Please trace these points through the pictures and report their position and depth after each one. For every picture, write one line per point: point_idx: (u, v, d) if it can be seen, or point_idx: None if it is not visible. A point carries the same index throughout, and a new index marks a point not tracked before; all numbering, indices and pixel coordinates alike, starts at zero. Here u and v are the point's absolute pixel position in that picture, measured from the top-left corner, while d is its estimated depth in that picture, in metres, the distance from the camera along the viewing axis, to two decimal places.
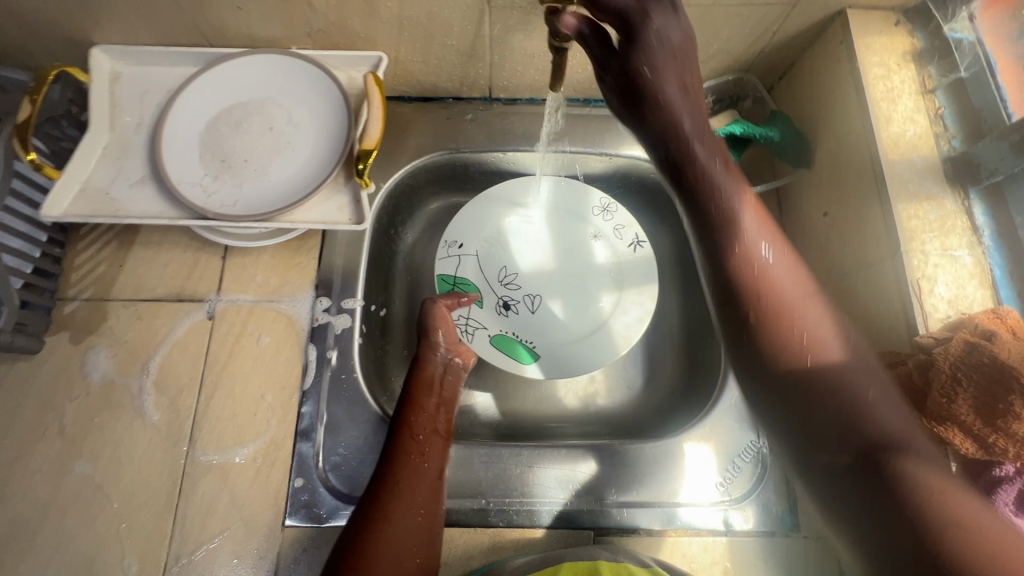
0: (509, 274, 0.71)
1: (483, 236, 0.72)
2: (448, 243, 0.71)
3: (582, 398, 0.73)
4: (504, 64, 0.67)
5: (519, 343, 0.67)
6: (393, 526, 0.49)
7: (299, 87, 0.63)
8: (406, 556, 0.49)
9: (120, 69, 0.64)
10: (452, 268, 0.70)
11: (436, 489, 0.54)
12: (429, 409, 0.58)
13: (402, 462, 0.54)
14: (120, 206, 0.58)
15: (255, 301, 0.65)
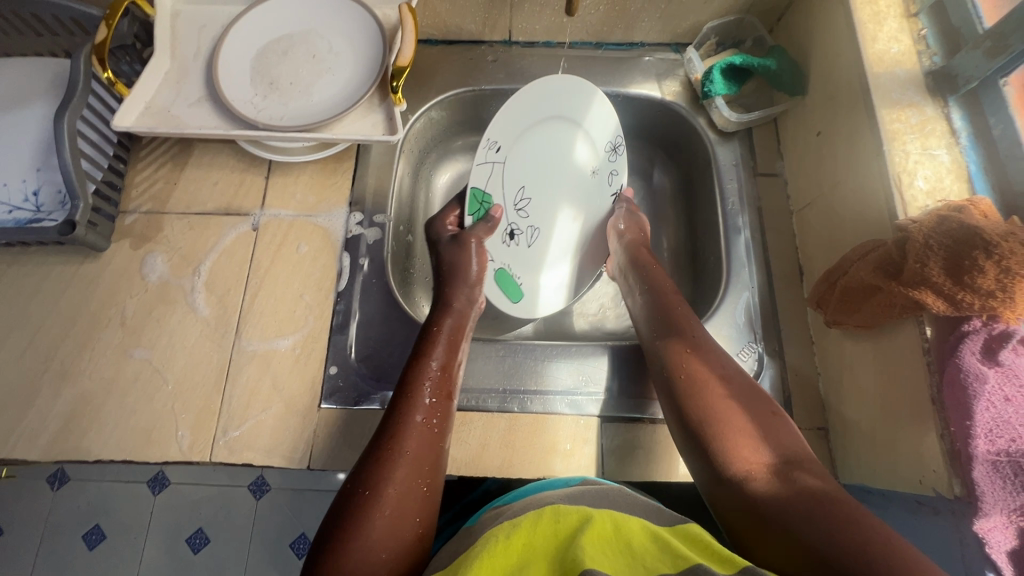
0: (523, 196, 0.69)
1: (514, 149, 0.67)
2: (488, 144, 0.63)
3: (592, 322, 0.80)
4: (523, 5, 0.73)
5: (514, 278, 0.69)
6: (398, 485, 0.44)
7: (339, 23, 0.70)
8: (408, 520, 0.44)
9: (180, 7, 0.71)
10: (485, 179, 0.64)
11: (440, 453, 0.49)
12: (446, 370, 0.55)
13: (405, 420, 0.49)
14: (181, 121, 0.66)
15: (295, 216, 0.71)
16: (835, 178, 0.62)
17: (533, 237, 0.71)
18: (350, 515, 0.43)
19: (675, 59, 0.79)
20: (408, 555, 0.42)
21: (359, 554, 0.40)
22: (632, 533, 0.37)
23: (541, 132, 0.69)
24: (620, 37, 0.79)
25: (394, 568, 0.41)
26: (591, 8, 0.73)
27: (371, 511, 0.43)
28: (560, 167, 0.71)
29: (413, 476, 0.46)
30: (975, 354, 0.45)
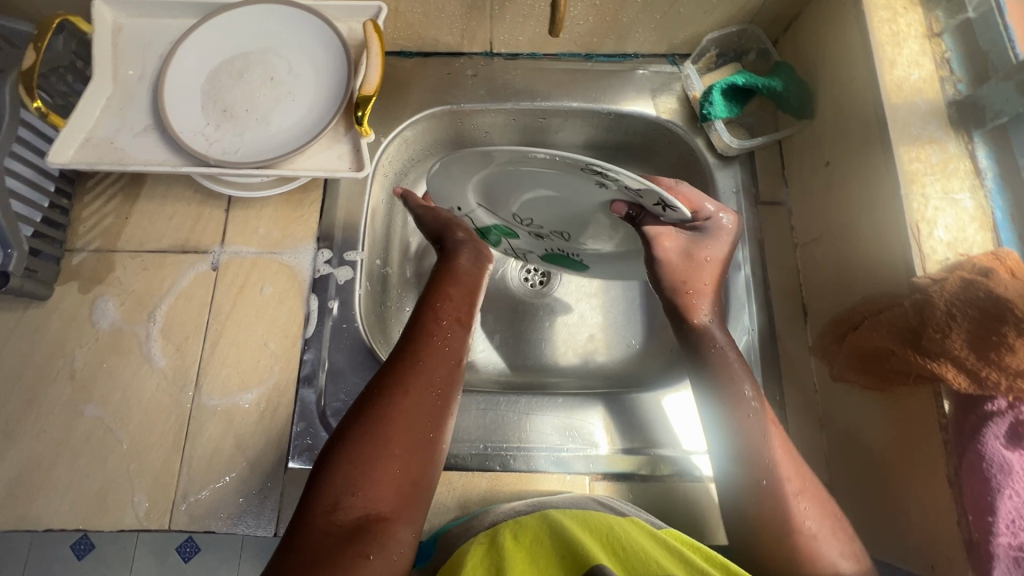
0: (527, 217, 0.63)
1: (477, 195, 0.61)
2: (448, 210, 0.65)
3: (581, 355, 0.75)
4: (505, 15, 0.66)
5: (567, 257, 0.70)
6: (410, 400, 0.49)
7: (299, 39, 0.63)
8: (420, 429, 0.48)
9: (122, 20, 0.64)
10: (471, 227, 0.67)
11: (454, 374, 0.53)
12: (454, 294, 0.57)
13: (422, 343, 0.53)
14: (124, 154, 0.59)
15: (258, 253, 0.65)
16: (844, 217, 0.57)
17: (565, 235, 0.65)
18: (366, 424, 0.47)
19: (671, 72, 0.72)
20: (418, 459, 0.48)
21: (377, 459, 0.46)
22: (614, 522, 0.47)
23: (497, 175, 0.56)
24: (612, 48, 0.72)
25: (404, 465, 0.46)
26: (579, 18, 0.66)
27: (385, 420, 0.47)
28: (566, 191, 0.55)
29: (423, 392, 0.50)
30: (999, 439, 0.41)
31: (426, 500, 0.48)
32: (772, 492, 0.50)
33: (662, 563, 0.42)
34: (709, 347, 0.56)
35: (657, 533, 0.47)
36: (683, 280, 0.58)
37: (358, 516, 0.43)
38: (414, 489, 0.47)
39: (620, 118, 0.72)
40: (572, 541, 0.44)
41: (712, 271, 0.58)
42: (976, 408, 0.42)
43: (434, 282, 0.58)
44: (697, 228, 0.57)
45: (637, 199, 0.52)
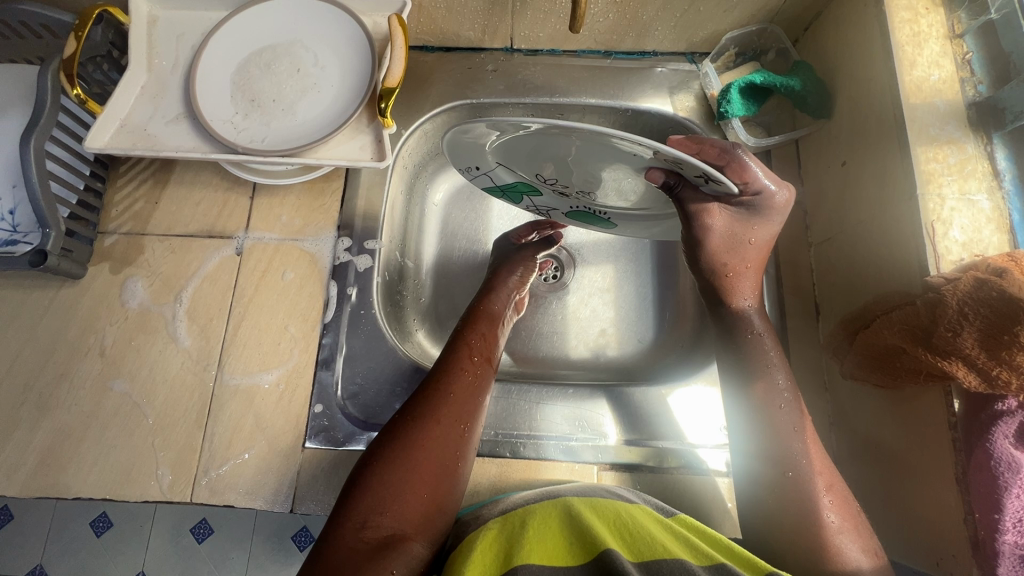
0: (550, 175, 0.56)
1: (495, 156, 0.56)
2: (467, 167, 0.60)
3: (593, 349, 0.76)
4: (526, 12, 0.67)
5: (595, 219, 0.66)
6: (441, 429, 0.52)
7: (324, 32, 0.65)
8: (448, 456, 0.51)
9: (157, 13, 0.66)
10: (489, 182, 0.62)
11: (481, 407, 0.56)
12: (488, 334, 0.63)
13: (456, 375, 0.57)
14: (157, 140, 0.61)
15: (281, 240, 0.68)
16: (860, 217, 0.57)
17: (587, 192, 0.59)
18: (399, 447, 0.50)
19: (689, 70, 0.73)
20: (443, 484, 0.50)
21: (408, 481, 0.48)
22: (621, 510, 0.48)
23: (522, 142, 0.51)
24: (631, 46, 0.73)
25: (431, 491, 0.49)
26: (599, 16, 0.67)
27: (419, 445, 0.50)
28: (602, 163, 0.51)
29: (454, 420, 0.53)
30: (1008, 438, 0.41)
31: (445, 526, 0.50)
32: (797, 484, 0.51)
33: (670, 549, 0.43)
34: (746, 333, 0.59)
35: (666, 519, 0.48)
36: (722, 262, 0.60)
37: (386, 535, 0.46)
38: (436, 514, 0.49)
39: (637, 115, 0.73)
40: (588, 529, 0.45)
41: (755, 252, 0.59)
42: (986, 407, 0.42)
43: (470, 319, 0.64)
44: (745, 206, 0.55)
45: (677, 169, 0.48)
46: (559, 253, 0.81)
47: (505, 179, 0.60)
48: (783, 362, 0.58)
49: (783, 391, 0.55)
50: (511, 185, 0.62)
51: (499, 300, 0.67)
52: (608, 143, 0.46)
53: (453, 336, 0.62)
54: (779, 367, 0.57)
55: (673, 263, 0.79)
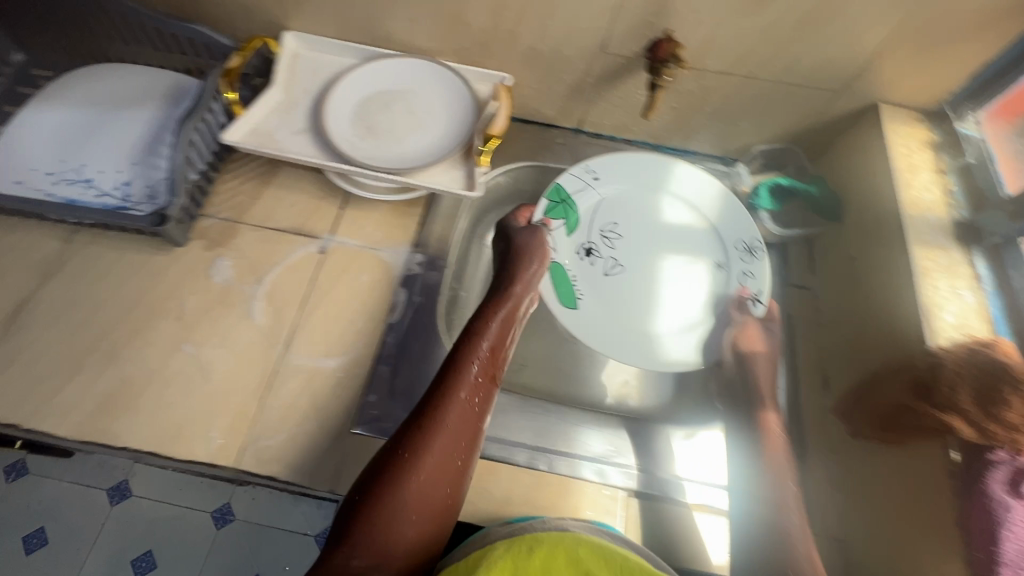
0: (607, 229, 0.79)
1: (605, 191, 0.80)
2: (587, 171, 0.79)
3: (617, 397, 0.77)
4: (599, 102, 0.83)
5: (570, 286, 0.75)
6: (432, 458, 0.50)
7: (432, 86, 0.78)
8: (438, 493, 0.49)
9: (300, 51, 0.81)
10: (576, 189, 0.78)
11: (476, 433, 0.54)
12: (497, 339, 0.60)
13: (452, 397, 0.54)
14: (284, 145, 0.73)
15: (360, 247, 0.76)
16: (868, 299, 0.67)
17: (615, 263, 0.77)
18: (393, 471, 0.49)
19: (723, 170, 0.88)
20: (436, 523, 0.49)
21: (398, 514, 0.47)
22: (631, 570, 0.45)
23: (612, 195, 0.80)
24: (677, 144, 0.88)
25: (420, 529, 0.48)
26: (658, 114, 0.82)
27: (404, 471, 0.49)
28: (671, 241, 0.79)
29: (446, 450, 0.51)
30: (1001, 485, 0.48)
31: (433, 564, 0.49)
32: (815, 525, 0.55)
33: None
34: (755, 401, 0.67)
35: None
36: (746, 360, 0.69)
37: None
38: (424, 551, 0.48)
39: None
40: None
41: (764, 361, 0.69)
42: (980, 457, 0.50)
43: (478, 317, 0.62)
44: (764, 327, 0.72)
45: (725, 265, 0.77)
46: None
47: (576, 201, 0.78)
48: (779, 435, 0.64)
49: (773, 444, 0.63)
50: (555, 192, 0.77)
51: (505, 303, 0.64)
52: (658, 207, 0.81)
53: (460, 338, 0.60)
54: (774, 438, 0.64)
55: None
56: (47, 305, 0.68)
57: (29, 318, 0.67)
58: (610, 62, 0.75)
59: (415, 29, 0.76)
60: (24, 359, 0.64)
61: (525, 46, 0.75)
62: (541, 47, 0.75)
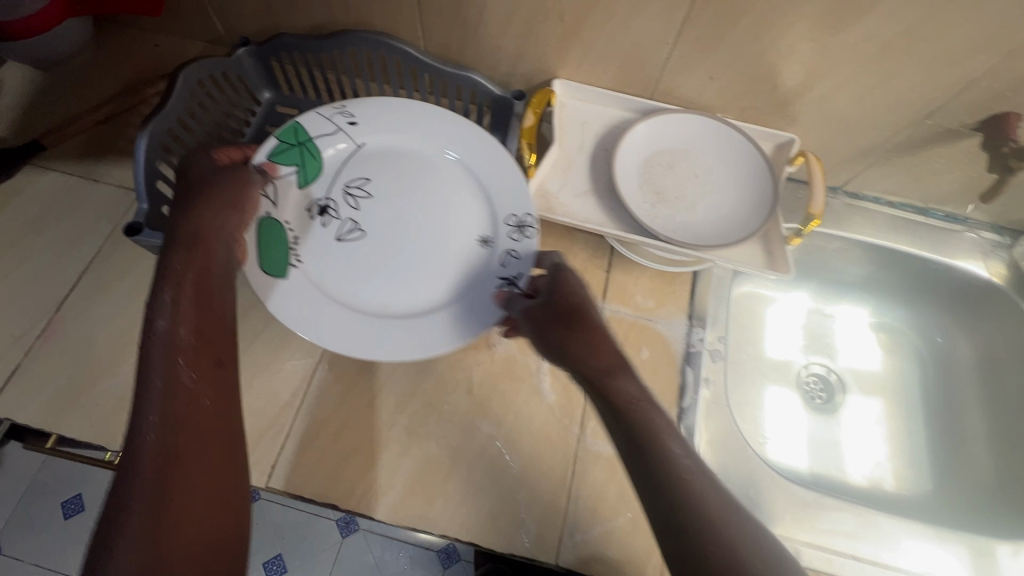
0: (356, 187, 0.66)
1: (368, 139, 0.68)
2: (341, 110, 0.68)
3: (870, 481, 0.79)
4: (883, 166, 0.76)
5: (284, 247, 0.60)
6: (181, 487, 0.40)
7: (715, 147, 0.72)
8: (184, 498, 0.40)
9: (566, 100, 0.76)
10: (315, 128, 0.66)
11: (216, 449, 0.43)
12: (210, 315, 0.49)
13: (172, 395, 0.43)
14: (571, 211, 0.69)
15: (635, 317, 0.72)
16: None
17: (331, 218, 0.65)
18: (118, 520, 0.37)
19: (1000, 241, 0.81)
20: (202, 533, 0.40)
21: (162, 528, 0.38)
22: None
23: (389, 152, 0.69)
24: (951, 210, 0.81)
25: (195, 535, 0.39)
26: (947, 181, 0.76)
27: (169, 497, 0.39)
28: (427, 208, 0.66)
29: (163, 469, 0.40)
30: None
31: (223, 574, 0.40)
32: None
33: None
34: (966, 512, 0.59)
35: None
36: (598, 363, 0.51)
37: None
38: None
39: (945, 270, 0.82)
40: None
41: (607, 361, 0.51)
42: None
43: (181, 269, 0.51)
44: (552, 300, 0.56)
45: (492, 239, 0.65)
46: (830, 376, 0.87)
47: (318, 146, 0.66)
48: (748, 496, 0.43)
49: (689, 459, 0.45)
50: (292, 131, 0.65)
51: (184, 258, 0.51)
52: (422, 166, 0.69)
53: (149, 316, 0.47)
54: (661, 429, 0.47)
55: (948, 407, 0.82)
56: (337, 374, 0.66)
57: (322, 389, 0.65)
58: (926, 130, 0.68)
59: (708, 86, 0.70)
60: (326, 435, 0.63)
61: (830, 109, 0.69)
62: (847, 113, 0.69)
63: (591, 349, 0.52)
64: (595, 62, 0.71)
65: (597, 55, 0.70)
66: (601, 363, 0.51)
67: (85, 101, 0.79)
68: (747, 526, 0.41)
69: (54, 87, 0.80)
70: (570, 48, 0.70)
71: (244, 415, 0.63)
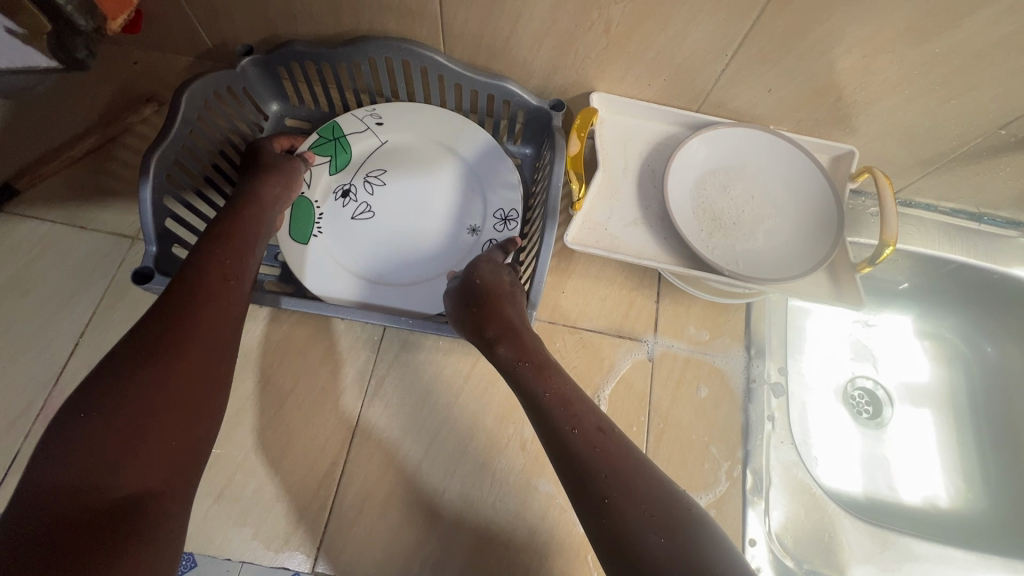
0: (373, 178, 0.69)
1: (394, 139, 0.70)
2: (370, 110, 0.69)
3: (926, 498, 0.76)
4: (942, 174, 0.72)
5: (308, 222, 0.66)
6: (181, 365, 0.44)
7: (771, 164, 0.67)
8: (189, 395, 0.44)
9: (604, 116, 0.69)
10: (352, 127, 0.69)
11: (224, 347, 0.48)
12: (227, 255, 0.52)
13: (203, 291, 0.48)
14: (624, 245, 0.64)
15: (690, 351, 0.67)
16: None
17: (348, 203, 0.68)
18: (81, 421, 0.39)
19: None
20: (181, 436, 0.43)
21: (130, 459, 0.39)
22: None
23: (402, 147, 0.70)
24: (1004, 214, 0.77)
25: (174, 440, 0.42)
26: (1007, 187, 0.72)
27: (158, 405, 0.42)
28: (435, 202, 0.69)
29: (174, 349, 0.44)
30: None
31: (172, 496, 0.41)
32: None
33: None
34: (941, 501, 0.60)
35: None
36: (517, 357, 0.51)
37: (127, 495, 0.38)
38: (169, 477, 0.41)
39: (998, 277, 0.78)
40: None
41: (512, 349, 0.52)
42: None
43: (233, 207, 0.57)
44: (468, 287, 0.56)
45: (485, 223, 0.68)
46: (877, 391, 0.82)
47: (351, 140, 0.69)
48: (606, 446, 0.44)
49: (592, 428, 0.45)
50: (329, 127, 0.69)
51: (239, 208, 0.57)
52: (436, 159, 0.70)
53: (194, 250, 0.51)
54: (587, 416, 0.46)
55: (998, 415, 0.80)
56: (378, 437, 0.60)
57: (360, 453, 0.60)
58: (997, 140, 0.64)
59: (764, 99, 0.64)
60: (372, 507, 0.57)
61: (895, 121, 0.64)
62: (914, 123, 0.64)
63: (515, 341, 0.52)
64: (640, 75, 0.64)
65: (643, 68, 0.63)
66: (534, 354, 0.51)
67: (61, 134, 0.70)
68: (664, 483, 0.43)
69: (20, 120, 0.70)
70: (613, 62, 0.62)
71: (278, 489, 0.58)
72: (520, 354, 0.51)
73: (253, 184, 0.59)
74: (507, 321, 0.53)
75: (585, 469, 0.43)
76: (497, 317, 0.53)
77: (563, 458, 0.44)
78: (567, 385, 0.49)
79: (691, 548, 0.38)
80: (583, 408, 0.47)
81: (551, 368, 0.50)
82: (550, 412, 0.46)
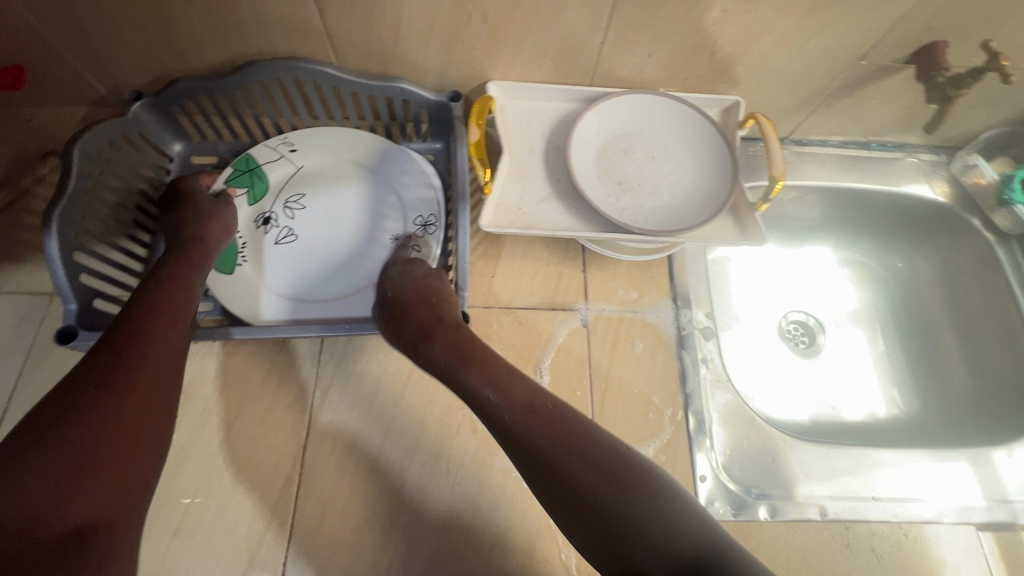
0: (292, 203, 0.70)
1: (309, 163, 0.71)
2: (283, 140, 0.70)
3: (865, 412, 0.81)
4: (825, 110, 0.77)
5: (232, 255, 0.66)
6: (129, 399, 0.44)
7: (666, 124, 0.71)
8: (138, 425, 0.44)
9: (504, 103, 0.72)
10: (265, 157, 0.70)
11: (170, 378, 0.48)
12: (169, 293, 0.52)
13: (148, 328, 0.48)
14: (538, 220, 0.66)
15: (621, 312, 0.70)
16: None
17: (270, 230, 0.69)
18: (22, 465, 0.39)
19: (934, 160, 0.84)
20: (128, 467, 0.43)
21: (82, 494, 0.39)
22: None
23: (317, 170, 0.71)
24: (889, 139, 0.83)
25: (122, 471, 0.42)
26: (884, 113, 0.78)
27: (104, 438, 0.42)
28: (357, 218, 0.70)
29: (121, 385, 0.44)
30: None
31: (120, 527, 0.41)
32: None
33: None
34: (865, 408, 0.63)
35: None
36: (445, 353, 0.53)
37: (75, 529, 0.38)
38: (117, 509, 0.41)
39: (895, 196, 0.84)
40: None
41: (440, 346, 0.54)
42: None
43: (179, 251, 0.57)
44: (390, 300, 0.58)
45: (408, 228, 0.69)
46: (808, 320, 0.87)
47: (266, 170, 0.70)
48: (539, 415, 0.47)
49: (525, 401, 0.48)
50: (242, 160, 0.69)
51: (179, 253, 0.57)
52: (352, 176, 0.72)
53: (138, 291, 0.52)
54: (517, 391, 0.49)
55: (918, 325, 0.86)
56: (330, 446, 0.61)
57: (315, 464, 0.60)
58: (862, 71, 0.69)
59: (647, 63, 0.68)
60: (334, 514, 0.58)
61: (769, 66, 0.68)
62: (786, 65, 0.68)
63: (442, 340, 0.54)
64: (528, 59, 0.67)
65: (529, 51, 0.65)
66: (463, 346, 0.54)
67: None
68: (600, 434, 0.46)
69: None
70: (499, 49, 0.65)
71: (237, 514, 0.58)
72: (447, 350, 0.53)
73: (193, 226, 0.60)
74: (432, 321, 0.56)
75: (525, 442, 0.46)
76: (422, 321, 0.56)
77: (500, 431, 0.47)
78: (496, 366, 0.52)
79: (626, 488, 0.42)
80: (514, 385, 0.50)
81: (478, 355, 0.53)
82: (481, 393, 0.49)
